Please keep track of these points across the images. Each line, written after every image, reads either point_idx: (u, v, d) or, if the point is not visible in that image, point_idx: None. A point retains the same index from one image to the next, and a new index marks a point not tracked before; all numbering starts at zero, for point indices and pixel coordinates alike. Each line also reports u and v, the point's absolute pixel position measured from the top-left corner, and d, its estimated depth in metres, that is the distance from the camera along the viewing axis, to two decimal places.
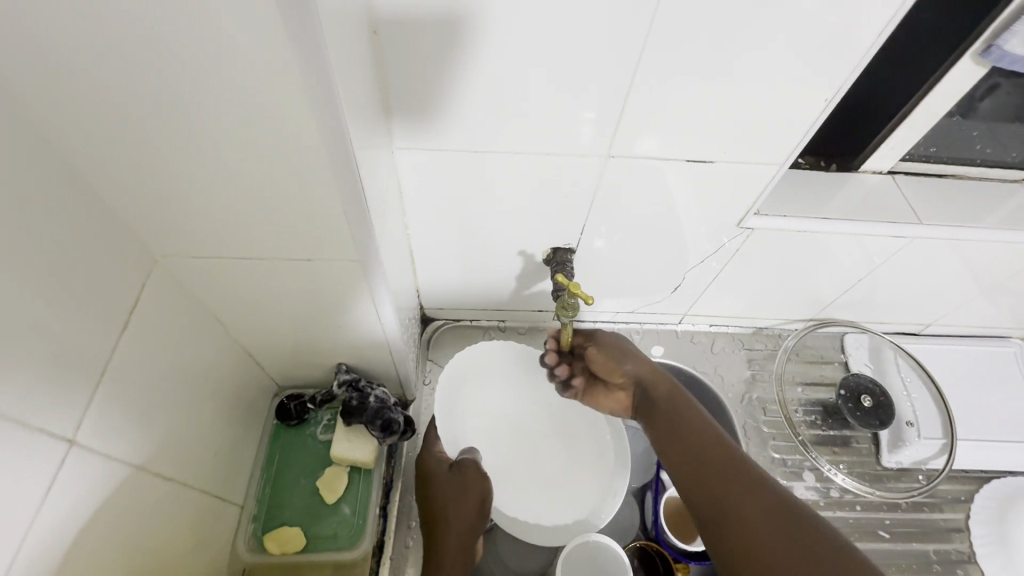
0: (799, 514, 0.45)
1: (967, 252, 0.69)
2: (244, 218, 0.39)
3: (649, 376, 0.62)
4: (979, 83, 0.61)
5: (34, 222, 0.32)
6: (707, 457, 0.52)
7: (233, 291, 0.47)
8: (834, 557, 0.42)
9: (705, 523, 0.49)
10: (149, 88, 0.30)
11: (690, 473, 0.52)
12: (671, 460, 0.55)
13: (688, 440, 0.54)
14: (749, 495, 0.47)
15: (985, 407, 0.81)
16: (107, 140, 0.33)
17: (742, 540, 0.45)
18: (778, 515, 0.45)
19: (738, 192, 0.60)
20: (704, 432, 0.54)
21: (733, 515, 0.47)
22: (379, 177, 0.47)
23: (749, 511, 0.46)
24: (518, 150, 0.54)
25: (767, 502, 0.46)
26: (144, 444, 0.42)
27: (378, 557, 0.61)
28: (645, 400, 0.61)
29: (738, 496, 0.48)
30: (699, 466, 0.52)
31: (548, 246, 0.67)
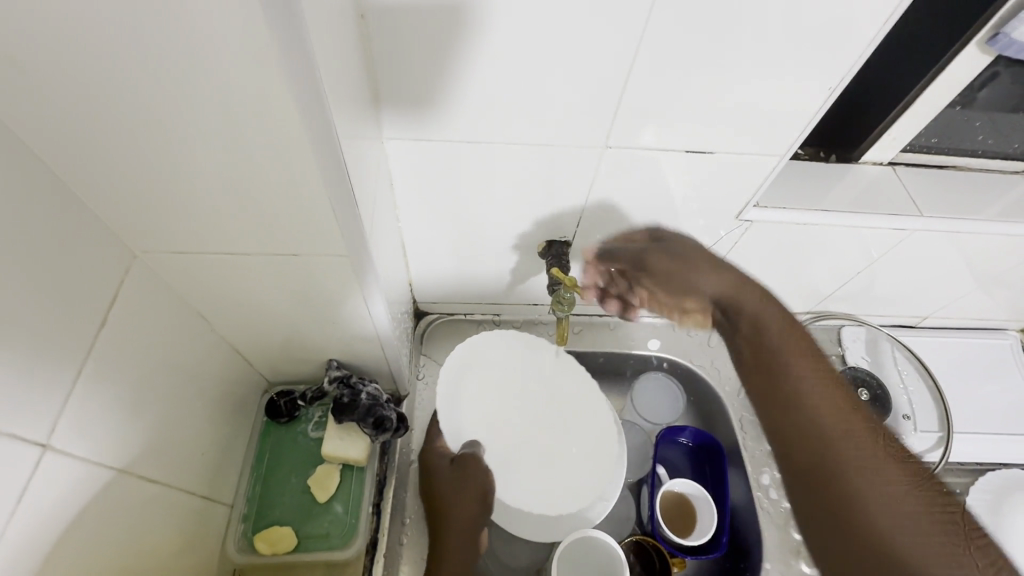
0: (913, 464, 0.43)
1: (967, 245, 0.68)
2: (226, 210, 0.38)
3: (731, 294, 0.57)
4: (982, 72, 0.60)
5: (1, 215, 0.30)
6: (806, 401, 0.47)
7: (218, 287, 0.46)
8: (959, 521, 0.39)
9: (791, 467, 0.46)
10: (119, 72, 0.28)
11: (788, 411, 0.48)
12: (774, 423, 0.48)
13: (786, 375, 0.50)
14: (870, 463, 0.42)
15: (981, 400, 0.81)
16: (76, 128, 0.31)
17: (822, 475, 0.43)
18: (872, 465, 0.42)
19: (737, 183, 0.58)
20: (808, 375, 0.49)
21: (842, 474, 0.42)
22: (369, 169, 0.46)
23: (852, 455, 0.43)
24: (513, 141, 0.52)
25: (866, 455, 0.43)
26: (125, 446, 0.41)
27: (372, 556, 0.60)
28: (726, 319, 0.57)
29: (858, 467, 0.42)
30: (801, 426, 0.46)
31: (544, 239, 0.65)
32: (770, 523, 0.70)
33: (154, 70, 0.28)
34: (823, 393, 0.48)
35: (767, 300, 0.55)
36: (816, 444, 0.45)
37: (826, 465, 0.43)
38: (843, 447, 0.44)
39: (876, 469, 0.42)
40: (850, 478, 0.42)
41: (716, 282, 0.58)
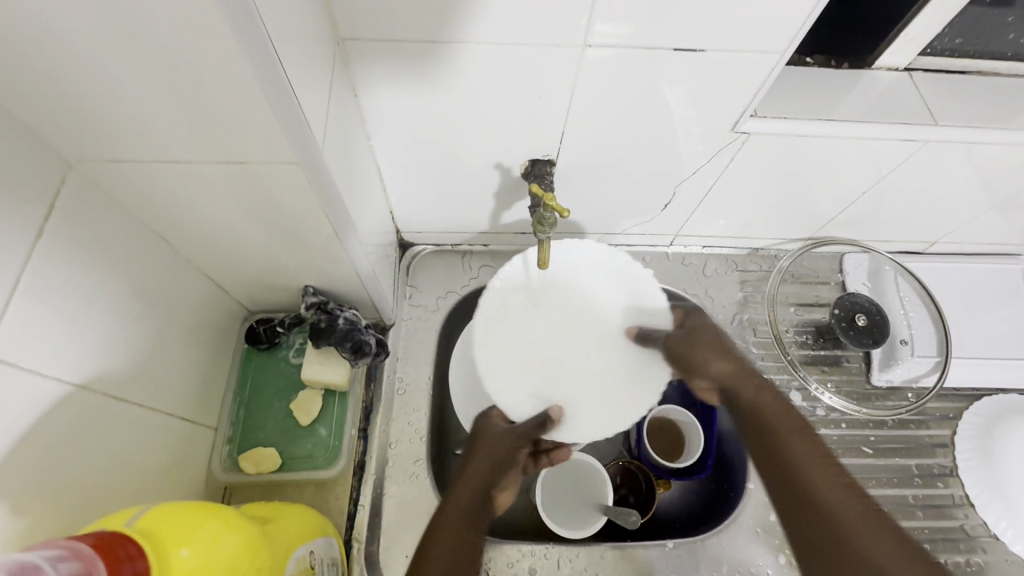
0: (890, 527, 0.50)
1: (987, 158, 0.63)
2: (156, 112, 0.35)
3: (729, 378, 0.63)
4: None
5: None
6: (790, 440, 0.58)
7: (168, 204, 0.43)
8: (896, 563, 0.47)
9: (801, 553, 0.53)
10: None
11: (790, 462, 0.56)
12: (766, 479, 0.58)
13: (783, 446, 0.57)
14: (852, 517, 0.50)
15: (988, 325, 0.78)
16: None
17: None
18: (860, 502, 0.52)
19: (735, 91, 0.54)
20: (804, 453, 0.56)
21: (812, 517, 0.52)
22: (319, 72, 0.42)
23: (834, 502, 0.52)
24: (485, 42, 0.47)
25: (848, 507, 0.51)
26: (85, 362, 0.40)
27: (359, 475, 0.61)
28: (729, 404, 0.63)
29: (822, 483, 0.54)
30: (790, 497, 0.54)
31: (526, 158, 0.62)
32: None
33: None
34: (828, 472, 0.54)
35: (777, 402, 0.61)
36: (788, 467, 0.56)
37: None
38: (829, 500, 0.52)
39: (828, 483, 0.53)
40: None
41: (725, 367, 0.64)
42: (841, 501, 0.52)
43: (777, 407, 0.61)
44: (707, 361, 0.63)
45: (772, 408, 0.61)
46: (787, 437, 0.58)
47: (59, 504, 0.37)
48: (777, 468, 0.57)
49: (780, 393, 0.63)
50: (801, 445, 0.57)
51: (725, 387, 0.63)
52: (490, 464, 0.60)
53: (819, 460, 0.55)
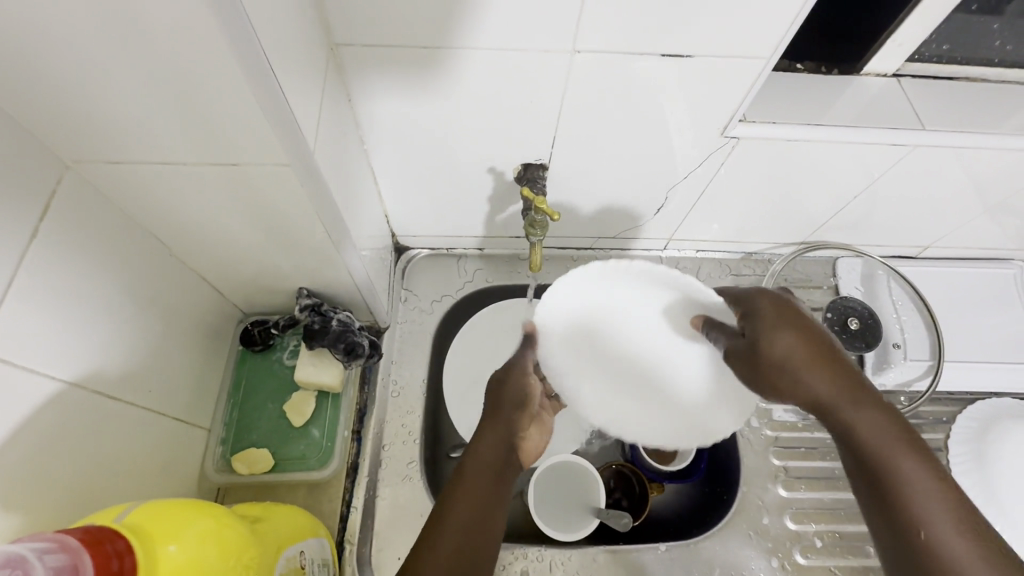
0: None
1: (976, 162, 0.63)
2: (149, 114, 0.35)
3: (808, 357, 0.42)
4: None
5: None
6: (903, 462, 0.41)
7: (163, 206, 0.44)
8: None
9: None
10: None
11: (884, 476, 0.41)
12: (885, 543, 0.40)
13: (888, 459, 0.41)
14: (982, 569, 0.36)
15: (981, 329, 0.78)
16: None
17: None
18: (941, 494, 0.39)
19: (724, 96, 0.54)
20: (914, 471, 0.40)
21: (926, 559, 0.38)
22: (312, 77, 0.43)
23: (948, 542, 0.38)
24: (477, 47, 0.48)
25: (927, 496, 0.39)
26: (78, 360, 0.40)
27: (352, 477, 0.61)
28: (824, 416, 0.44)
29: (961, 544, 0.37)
30: (894, 528, 0.40)
31: (519, 162, 0.63)
32: (748, 450, 0.71)
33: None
34: (884, 423, 0.42)
35: (894, 424, 0.42)
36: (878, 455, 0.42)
37: None
38: (936, 523, 0.38)
39: (926, 492, 0.40)
40: None
41: (800, 343, 0.42)
42: (942, 521, 0.38)
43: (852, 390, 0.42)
44: (801, 377, 0.42)
45: (816, 335, 0.43)
46: (895, 456, 0.41)
47: (50, 501, 0.37)
48: (906, 545, 0.39)
49: (885, 404, 0.43)
50: (863, 406, 0.42)
51: (821, 404, 0.43)
52: (514, 403, 0.53)
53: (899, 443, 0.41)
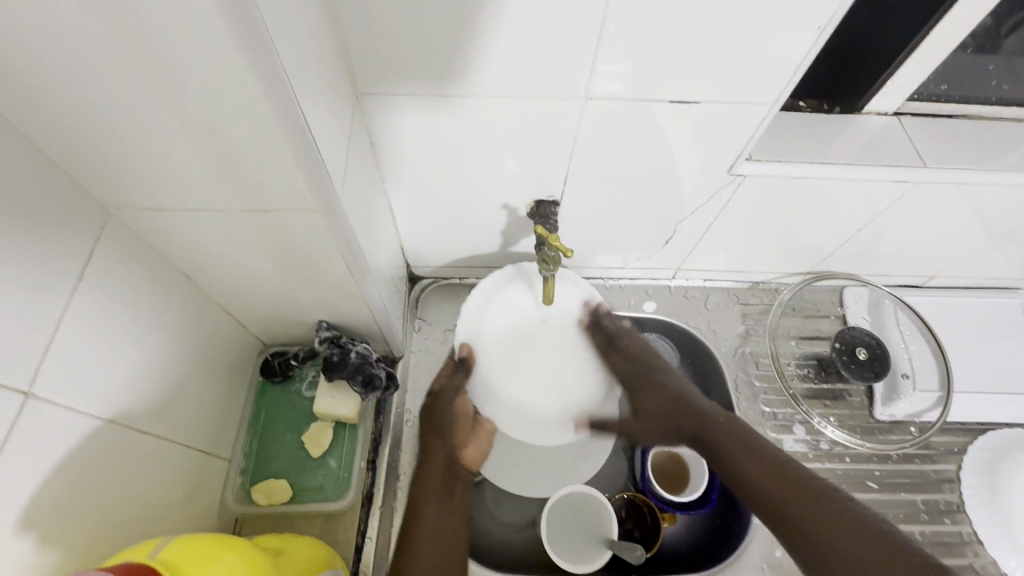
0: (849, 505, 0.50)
1: (978, 197, 0.65)
2: (190, 166, 0.38)
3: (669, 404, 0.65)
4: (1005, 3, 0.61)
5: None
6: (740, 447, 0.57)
7: (196, 248, 0.46)
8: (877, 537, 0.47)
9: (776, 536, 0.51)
10: (57, 8, 0.27)
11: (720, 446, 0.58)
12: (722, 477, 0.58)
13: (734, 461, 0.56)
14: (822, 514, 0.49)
15: (989, 358, 0.78)
16: (21, 69, 0.30)
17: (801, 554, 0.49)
18: (839, 514, 0.49)
19: (731, 136, 0.56)
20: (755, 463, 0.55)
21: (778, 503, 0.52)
22: (340, 126, 0.45)
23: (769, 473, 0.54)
24: (497, 95, 0.51)
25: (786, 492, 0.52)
26: (112, 398, 0.42)
27: (367, 508, 0.62)
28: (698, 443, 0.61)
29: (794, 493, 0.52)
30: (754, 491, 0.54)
31: (531, 199, 0.65)
32: None
33: (89, 6, 0.27)
34: (765, 467, 0.54)
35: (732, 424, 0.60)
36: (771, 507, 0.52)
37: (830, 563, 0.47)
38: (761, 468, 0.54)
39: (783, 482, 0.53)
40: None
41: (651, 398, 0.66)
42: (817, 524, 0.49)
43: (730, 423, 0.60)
44: (692, 411, 0.63)
45: (661, 399, 0.66)
46: (758, 477, 0.54)
47: (84, 537, 0.39)
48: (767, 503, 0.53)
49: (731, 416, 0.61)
50: (745, 455, 0.56)
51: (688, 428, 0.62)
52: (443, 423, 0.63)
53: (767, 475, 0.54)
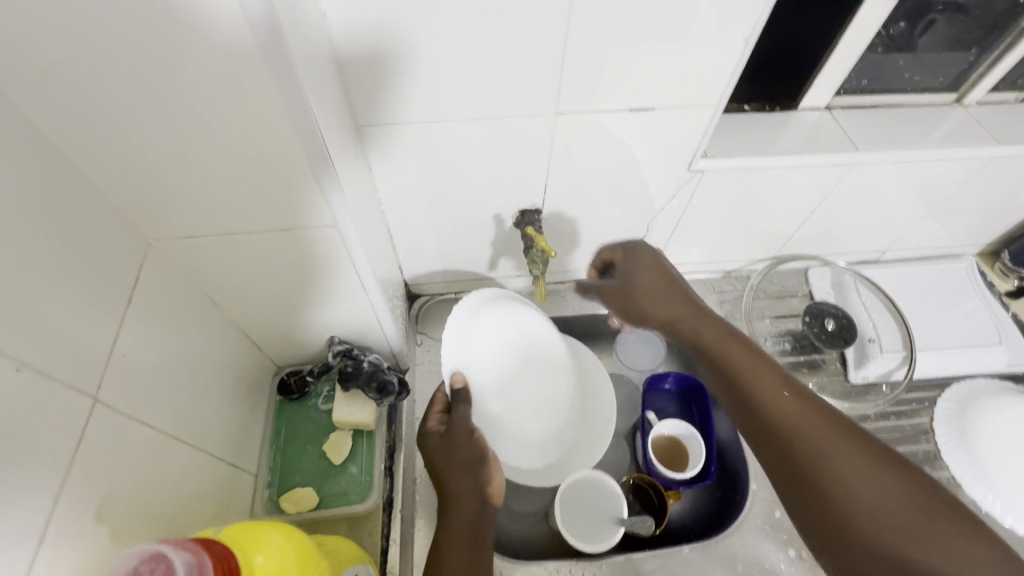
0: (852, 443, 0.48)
1: (907, 173, 0.74)
2: (222, 194, 0.43)
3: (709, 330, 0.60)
4: (918, 9, 0.70)
5: (26, 198, 0.35)
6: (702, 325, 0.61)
7: (224, 271, 0.51)
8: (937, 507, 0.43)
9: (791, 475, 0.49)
10: (118, 66, 0.33)
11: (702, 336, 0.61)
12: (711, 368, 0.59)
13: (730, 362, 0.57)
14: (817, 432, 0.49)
15: (946, 318, 0.86)
16: (89, 121, 0.36)
17: (818, 491, 0.47)
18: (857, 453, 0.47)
19: (685, 136, 0.63)
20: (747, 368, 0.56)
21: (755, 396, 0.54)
22: (346, 155, 0.51)
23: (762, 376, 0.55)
24: (478, 119, 0.57)
25: (887, 498, 0.44)
26: (158, 408, 0.46)
27: (388, 511, 0.65)
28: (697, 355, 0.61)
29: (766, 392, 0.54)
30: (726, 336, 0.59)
31: (517, 210, 0.71)
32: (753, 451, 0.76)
33: (141, 61, 0.33)
34: (849, 454, 0.47)
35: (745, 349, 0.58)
36: (869, 549, 0.43)
37: (828, 485, 0.46)
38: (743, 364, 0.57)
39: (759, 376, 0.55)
40: (847, 506, 0.45)
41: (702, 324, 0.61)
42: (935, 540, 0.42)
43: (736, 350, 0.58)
44: (697, 324, 0.61)
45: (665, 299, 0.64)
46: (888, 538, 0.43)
47: (137, 538, 0.42)
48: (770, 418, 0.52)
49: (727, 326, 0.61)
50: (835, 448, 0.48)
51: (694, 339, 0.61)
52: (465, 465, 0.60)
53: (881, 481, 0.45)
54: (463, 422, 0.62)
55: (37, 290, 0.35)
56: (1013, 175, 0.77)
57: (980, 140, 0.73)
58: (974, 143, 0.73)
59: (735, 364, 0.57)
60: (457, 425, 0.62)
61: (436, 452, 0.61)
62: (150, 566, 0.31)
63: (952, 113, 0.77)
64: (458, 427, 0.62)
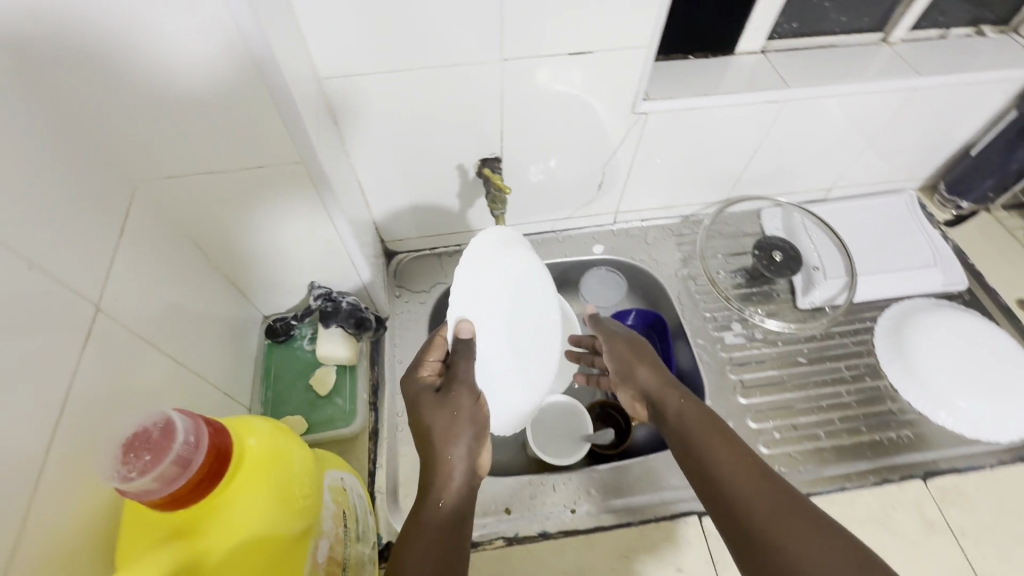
0: (762, 472, 0.53)
1: (839, 107, 0.80)
2: (198, 132, 0.48)
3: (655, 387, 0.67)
4: None
5: (26, 127, 0.39)
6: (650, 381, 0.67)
7: (205, 211, 0.56)
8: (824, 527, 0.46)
9: (717, 509, 0.53)
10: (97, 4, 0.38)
11: (652, 398, 0.66)
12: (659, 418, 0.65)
13: (667, 410, 0.64)
14: (733, 463, 0.54)
15: (886, 246, 0.92)
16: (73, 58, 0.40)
17: (737, 515, 0.50)
18: (769, 483, 0.51)
19: (625, 77, 0.69)
20: (680, 407, 0.63)
21: (684, 432, 0.60)
22: (310, 101, 0.56)
23: (690, 418, 0.61)
24: (431, 69, 0.63)
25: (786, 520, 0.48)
26: (151, 327, 0.51)
27: (374, 439, 0.71)
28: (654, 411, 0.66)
29: (698, 434, 0.59)
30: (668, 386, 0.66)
31: (477, 158, 0.76)
32: (709, 373, 0.82)
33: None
34: (751, 481, 0.52)
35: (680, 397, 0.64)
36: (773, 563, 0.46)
37: (751, 513, 0.50)
38: (680, 412, 0.62)
39: (693, 420, 0.60)
40: (762, 533, 0.48)
41: (650, 379, 0.68)
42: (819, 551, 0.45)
43: (681, 406, 0.63)
44: (634, 374, 0.69)
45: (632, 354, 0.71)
46: (785, 547, 0.46)
47: None
48: (693, 453, 0.58)
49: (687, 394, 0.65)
50: (750, 478, 0.52)
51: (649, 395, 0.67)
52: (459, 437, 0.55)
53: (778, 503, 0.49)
54: (467, 390, 0.57)
55: (39, 207, 0.40)
56: (935, 106, 0.83)
57: (902, 74, 0.79)
58: (895, 76, 0.79)
59: (665, 410, 0.64)
60: (463, 395, 0.57)
61: (426, 404, 0.57)
62: (156, 421, 0.37)
63: (880, 52, 0.82)
64: (461, 394, 0.57)
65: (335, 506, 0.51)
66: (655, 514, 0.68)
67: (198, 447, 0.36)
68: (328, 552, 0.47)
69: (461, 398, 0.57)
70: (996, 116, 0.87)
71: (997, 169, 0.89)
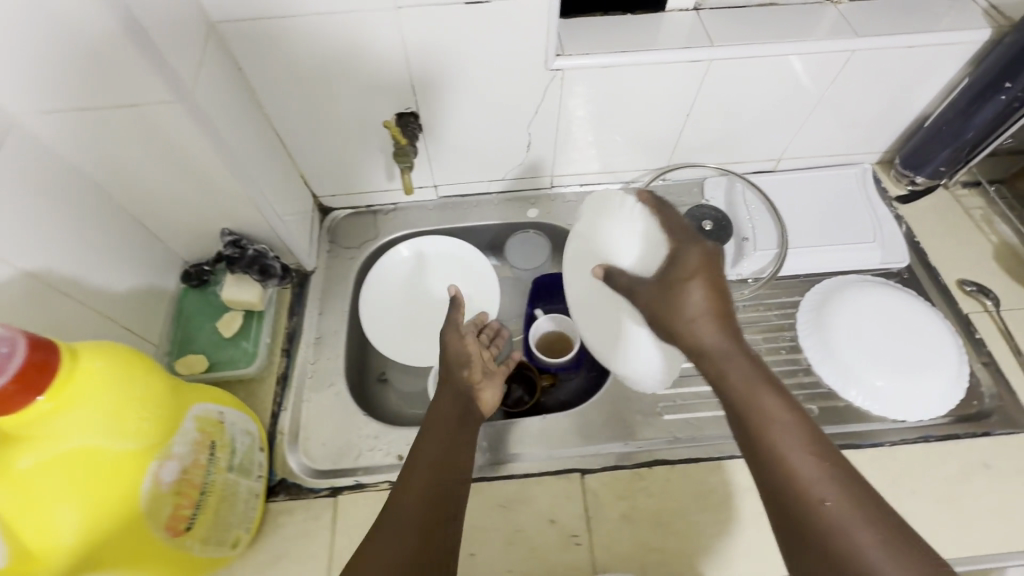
0: (842, 469, 0.45)
1: (772, 69, 0.76)
2: (60, 66, 0.49)
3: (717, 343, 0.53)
4: None
5: None
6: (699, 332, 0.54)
7: (91, 150, 0.58)
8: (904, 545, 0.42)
9: (777, 509, 0.46)
10: None
11: (704, 352, 0.53)
12: (709, 374, 0.53)
13: (721, 371, 0.52)
14: (813, 458, 0.46)
15: (829, 220, 0.89)
16: None
17: (808, 527, 0.44)
18: (851, 484, 0.45)
19: (533, 28, 0.67)
20: (741, 373, 0.51)
21: (747, 404, 0.50)
22: (193, 43, 0.57)
23: (757, 394, 0.50)
24: (327, 16, 0.63)
25: (857, 530, 0.43)
26: (28, 256, 0.54)
27: (282, 384, 0.75)
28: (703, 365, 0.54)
29: (767, 412, 0.49)
30: (727, 337, 0.53)
31: (393, 114, 0.77)
32: None
33: None
34: (831, 480, 0.45)
35: (741, 355, 0.52)
36: None
37: (826, 527, 0.43)
38: (737, 376, 0.51)
39: (763, 397, 0.49)
40: (840, 553, 0.42)
41: (710, 331, 0.53)
42: (892, 560, 0.41)
43: (746, 367, 0.51)
44: (692, 327, 0.54)
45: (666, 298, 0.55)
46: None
47: None
48: (758, 435, 0.48)
49: (752, 351, 0.53)
50: (829, 477, 0.45)
51: (701, 350, 0.53)
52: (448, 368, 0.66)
53: (850, 509, 0.43)
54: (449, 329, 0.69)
55: None
56: (882, 72, 0.79)
57: (842, 35, 0.75)
58: (833, 38, 0.75)
59: (727, 372, 0.52)
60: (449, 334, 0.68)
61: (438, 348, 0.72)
62: None
63: (825, 13, 0.78)
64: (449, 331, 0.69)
65: (200, 435, 0.54)
66: (540, 470, 0.69)
67: (15, 340, 0.41)
68: (179, 474, 0.50)
69: (466, 341, 0.69)
70: (951, 84, 0.82)
71: (951, 142, 0.84)
